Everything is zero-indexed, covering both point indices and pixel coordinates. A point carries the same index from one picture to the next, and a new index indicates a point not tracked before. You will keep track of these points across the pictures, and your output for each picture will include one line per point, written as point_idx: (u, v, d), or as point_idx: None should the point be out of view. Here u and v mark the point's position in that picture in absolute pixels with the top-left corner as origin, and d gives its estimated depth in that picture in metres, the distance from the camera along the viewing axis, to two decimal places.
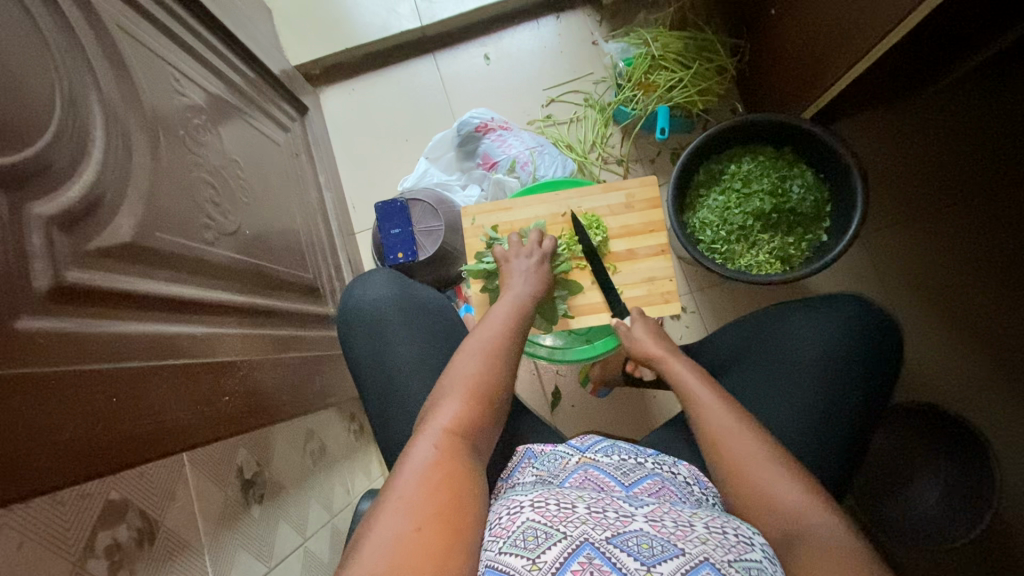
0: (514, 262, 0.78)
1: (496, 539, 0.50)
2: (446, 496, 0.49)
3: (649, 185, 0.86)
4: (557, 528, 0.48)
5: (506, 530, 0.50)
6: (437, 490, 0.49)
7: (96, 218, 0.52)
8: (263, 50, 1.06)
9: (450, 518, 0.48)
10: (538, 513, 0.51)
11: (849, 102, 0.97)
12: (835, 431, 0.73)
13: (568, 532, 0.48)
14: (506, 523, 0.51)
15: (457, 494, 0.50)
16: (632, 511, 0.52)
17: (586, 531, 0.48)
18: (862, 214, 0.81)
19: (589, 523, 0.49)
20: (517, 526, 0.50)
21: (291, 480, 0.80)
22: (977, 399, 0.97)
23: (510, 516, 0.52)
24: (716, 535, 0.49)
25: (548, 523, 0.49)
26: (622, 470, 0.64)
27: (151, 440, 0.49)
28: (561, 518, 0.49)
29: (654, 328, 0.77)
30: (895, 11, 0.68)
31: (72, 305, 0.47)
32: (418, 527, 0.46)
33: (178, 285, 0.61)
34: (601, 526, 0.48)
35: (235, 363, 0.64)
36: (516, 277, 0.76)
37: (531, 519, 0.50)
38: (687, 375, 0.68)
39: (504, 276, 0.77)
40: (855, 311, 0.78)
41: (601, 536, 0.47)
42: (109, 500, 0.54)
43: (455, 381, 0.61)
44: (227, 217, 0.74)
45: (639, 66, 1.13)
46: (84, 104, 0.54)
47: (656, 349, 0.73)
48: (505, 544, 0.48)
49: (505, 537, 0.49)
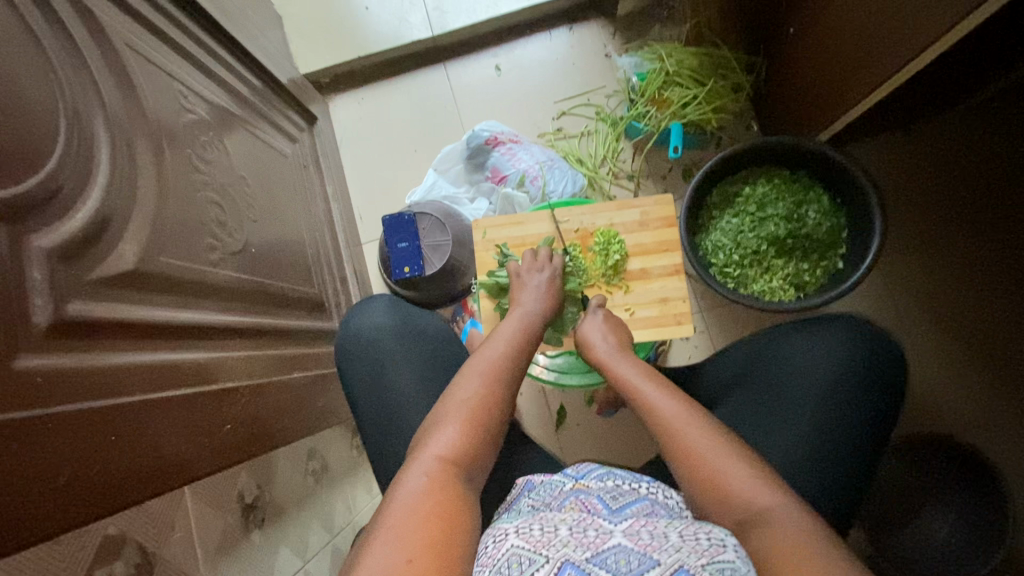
0: (527, 278, 0.77)
1: (483, 570, 0.48)
2: (439, 526, 0.48)
3: (664, 203, 0.85)
4: (541, 552, 0.47)
5: (491, 560, 0.48)
6: (426, 518, 0.48)
7: (99, 246, 0.51)
8: (272, 59, 1.05)
9: (443, 547, 0.46)
10: (523, 539, 0.49)
11: (868, 125, 0.95)
12: (843, 464, 0.71)
13: (550, 555, 0.46)
14: (491, 552, 0.49)
15: (452, 521, 0.48)
16: (612, 529, 0.51)
17: (569, 552, 0.46)
18: (880, 242, 0.79)
19: (571, 544, 0.47)
20: (502, 553, 0.48)
21: (292, 502, 0.79)
22: (994, 432, 0.94)
23: (495, 545, 0.50)
24: (690, 542, 0.47)
25: (532, 548, 0.48)
26: (613, 494, 0.62)
27: (151, 476, 0.48)
28: (544, 542, 0.48)
29: (606, 325, 0.75)
30: (917, 42, 0.67)
31: (73, 339, 0.46)
32: (410, 558, 0.44)
33: (181, 310, 0.59)
34: (581, 546, 0.47)
35: (237, 389, 0.63)
36: (526, 293, 0.75)
37: (515, 545, 0.48)
38: (634, 376, 0.66)
39: (516, 290, 0.76)
40: (870, 337, 0.76)
41: (582, 556, 0.45)
42: (107, 534, 0.54)
43: (453, 407, 0.59)
44: (233, 236, 0.73)
45: (653, 82, 1.11)
46: (89, 127, 0.53)
47: (604, 348, 0.71)
48: (490, 571, 0.47)
49: (491, 566, 0.47)
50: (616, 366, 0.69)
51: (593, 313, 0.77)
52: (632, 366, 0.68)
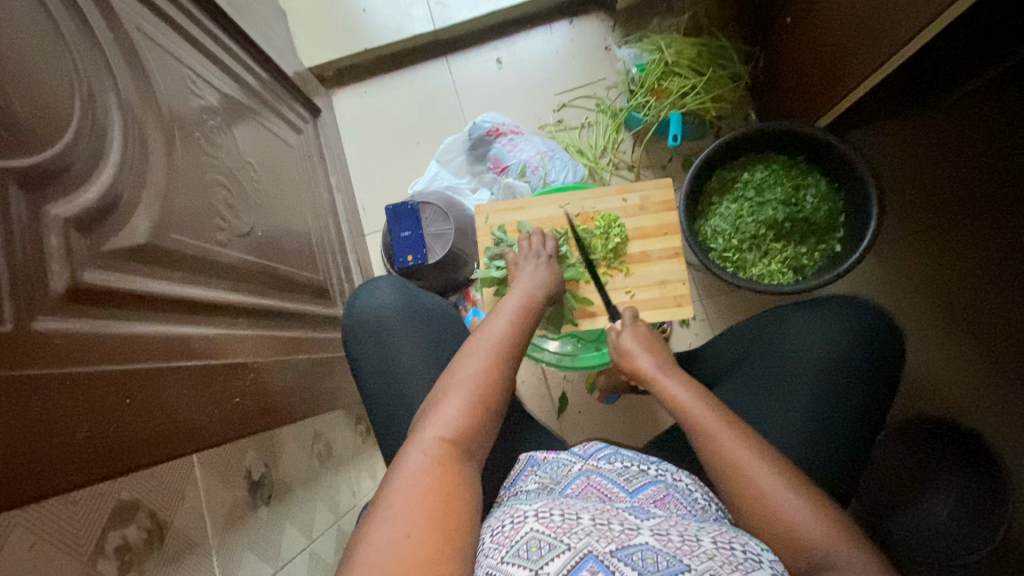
0: (523, 265, 0.78)
1: (498, 548, 0.49)
2: (439, 504, 0.49)
3: (663, 187, 0.86)
4: (561, 539, 0.48)
5: (509, 540, 0.50)
6: (426, 497, 0.49)
7: (112, 219, 0.52)
8: (277, 51, 1.07)
9: (442, 525, 0.48)
10: (542, 523, 0.50)
11: (864, 112, 0.96)
12: (840, 441, 0.72)
13: (572, 543, 0.47)
14: (509, 532, 0.51)
15: (451, 500, 0.50)
16: (637, 523, 0.52)
17: (591, 543, 0.47)
18: (877, 222, 0.80)
19: (594, 534, 0.48)
20: (521, 537, 0.50)
21: (298, 481, 0.80)
22: (995, 416, 0.95)
23: (513, 526, 0.52)
24: (723, 551, 0.48)
25: (553, 533, 0.49)
26: (626, 476, 0.64)
27: (164, 440, 0.49)
28: (565, 529, 0.49)
29: (646, 338, 0.73)
30: (910, 28, 0.68)
31: (88, 305, 0.47)
32: (409, 534, 0.46)
33: (191, 286, 0.61)
34: (605, 538, 0.48)
35: (245, 364, 0.64)
36: (523, 272, 0.76)
37: (535, 529, 0.50)
38: (682, 392, 0.64)
39: (513, 276, 0.77)
40: (866, 316, 0.77)
41: (605, 549, 0.47)
42: (121, 498, 0.55)
43: (453, 387, 0.60)
44: (240, 218, 0.74)
45: (652, 72, 1.12)
46: (102, 105, 0.55)
47: (648, 364, 0.69)
48: (508, 554, 0.48)
49: (508, 547, 0.49)
50: (661, 381, 0.67)
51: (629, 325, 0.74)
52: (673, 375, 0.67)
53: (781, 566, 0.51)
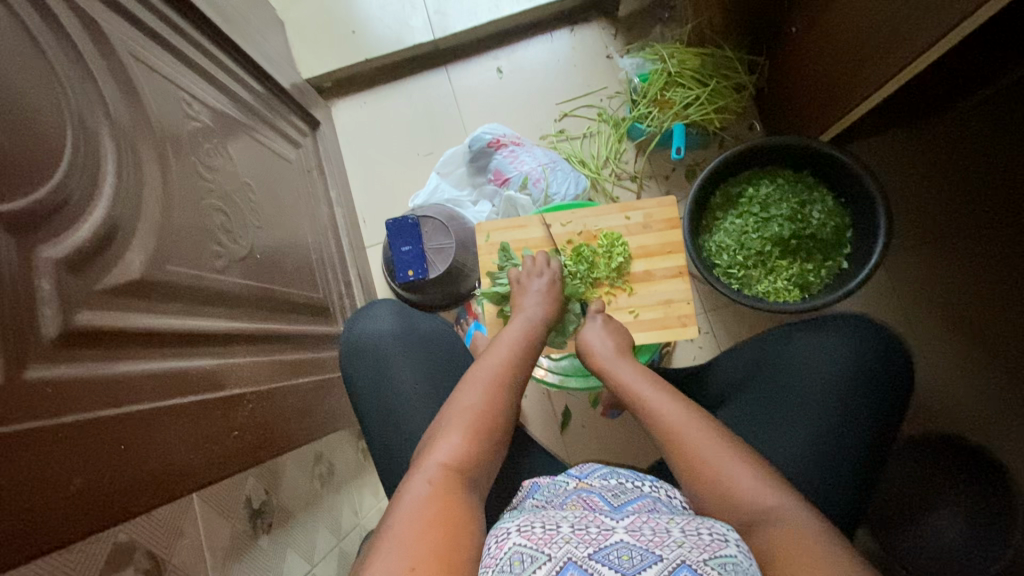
0: (527, 284, 0.78)
1: (485, 569, 0.47)
2: (445, 530, 0.48)
3: (667, 205, 0.85)
4: (542, 550, 0.47)
5: (494, 558, 0.48)
6: (431, 524, 0.48)
7: (106, 255, 0.51)
8: (275, 64, 1.06)
9: (448, 555, 0.45)
10: (524, 536, 0.49)
11: (871, 124, 0.95)
12: (849, 466, 0.70)
13: (552, 553, 0.46)
14: (494, 551, 0.49)
15: (456, 529, 0.48)
16: (613, 526, 0.51)
17: (570, 550, 0.46)
18: (886, 241, 0.79)
19: (573, 541, 0.47)
20: (504, 552, 0.48)
21: (299, 506, 0.80)
22: (1007, 434, 0.93)
23: (498, 544, 0.50)
24: (692, 537, 0.47)
25: (534, 545, 0.48)
26: (614, 491, 0.62)
27: (160, 483, 0.48)
28: (545, 539, 0.48)
29: (604, 331, 0.75)
30: (920, 41, 0.66)
31: (81, 349, 0.46)
32: (413, 566, 0.44)
33: (187, 317, 0.60)
34: (583, 543, 0.47)
35: (244, 395, 0.63)
36: (528, 297, 0.75)
37: (517, 543, 0.49)
38: (633, 377, 0.67)
39: (517, 296, 0.77)
40: (871, 336, 0.76)
41: (584, 553, 0.46)
42: (117, 541, 0.54)
43: (457, 414, 0.59)
44: (238, 242, 0.73)
45: (654, 82, 1.11)
46: (95, 137, 0.54)
47: (602, 351, 0.71)
48: (493, 572, 0.47)
49: (493, 565, 0.47)
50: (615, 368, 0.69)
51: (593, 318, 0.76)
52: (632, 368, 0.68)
53: (736, 533, 0.49)
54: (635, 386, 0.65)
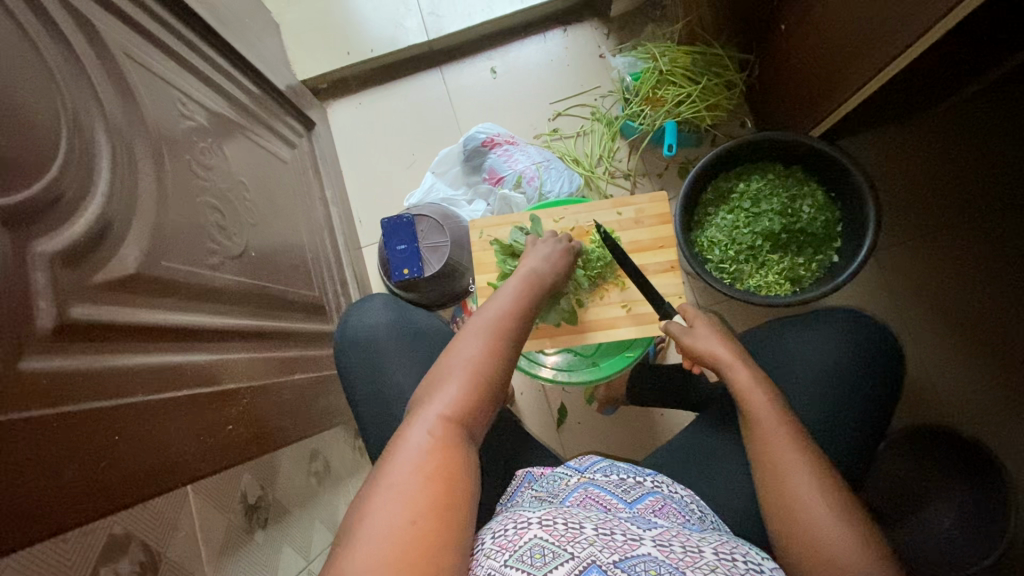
0: (539, 247, 0.77)
1: (501, 552, 0.49)
2: (443, 484, 0.48)
3: (658, 200, 0.85)
4: (565, 547, 0.48)
5: (512, 543, 0.49)
6: (428, 479, 0.48)
7: (102, 250, 0.52)
8: (270, 66, 1.07)
9: (445, 512, 0.47)
10: (546, 531, 0.50)
11: (859, 120, 0.96)
12: (832, 455, 0.72)
13: (576, 552, 0.47)
14: (512, 536, 0.50)
15: (455, 487, 0.49)
16: (639, 534, 0.51)
17: (594, 552, 0.47)
18: (874, 233, 0.80)
19: (597, 545, 0.48)
20: (524, 542, 0.49)
21: (295, 502, 0.81)
22: (996, 425, 0.94)
23: (516, 530, 0.51)
24: (725, 563, 0.49)
25: (556, 541, 0.48)
26: (624, 488, 0.64)
27: (152, 476, 0.49)
28: (568, 537, 0.49)
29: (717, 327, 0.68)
30: (908, 35, 0.67)
31: (77, 342, 0.47)
32: (414, 519, 0.45)
33: (182, 314, 0.60)
34: (608, 548, 0.48)
35: (239, 390, 0.64)
36: (532, 257, 0.74)
37: (539, 536, 0.49)
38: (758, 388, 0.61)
39: (525, 255, 0.76)
40: (863, 324, 0.77)
41: (609, 559, 0.46)
42: (112, 533, 0.56)
43: (455, 365, 0.58)
44: (233, 240, 0.74)
45: (647, 81, 1.12)
46: (90, 134, 0.54)
47: (724, 351, 0.64)
48: (510, 557, 0.48)
49: (512, 551, 0.48)
50: (735, 373, 0.62)
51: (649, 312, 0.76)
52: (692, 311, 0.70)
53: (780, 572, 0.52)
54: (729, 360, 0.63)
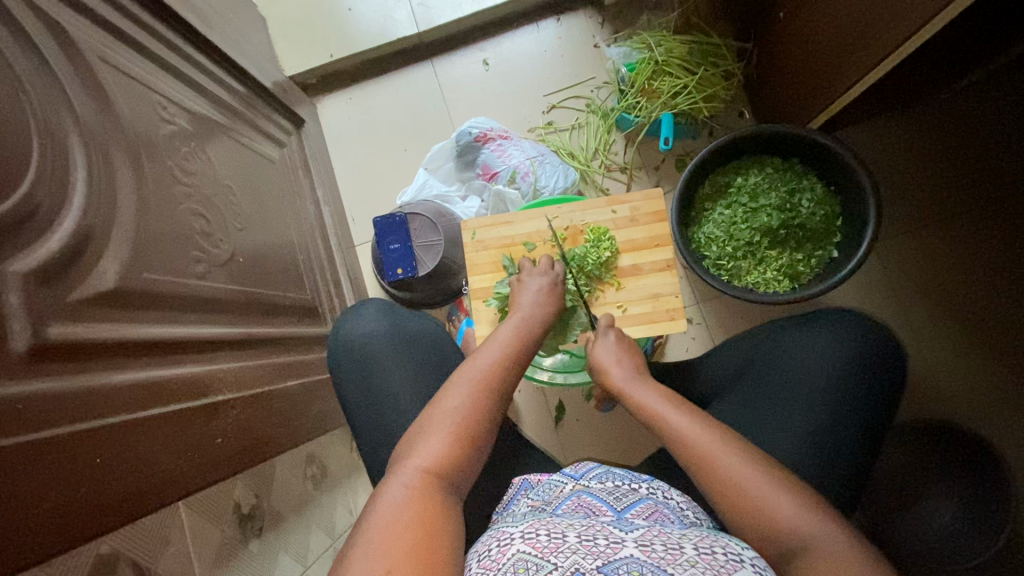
0: (526, 283, 0.76)
1: (486, 573, 0.48)
2: (420, 533, 0.48)
3: (654, 197, 0.84)
4: (548, 559, 0.47)
5: (496, 563, 0.49)
6: (406, 527, 0.48)
7: (78, 265, 0.51)
8: (255, 63, 1.04)
9: (424, 556, 0.46)
10: (529, 544, 0.49)
11: (861, 109, 0.93)
12: (837, 455, 0.70)
13: (558, 562, 0.46)
14: (496, 556, 0.50)
15: (434, 531, 0.49)
16: (622, 536, 0.50)
17: (577, 560, 0.46)
18: (874, 229, 0.78)
19: (580, 552, 0.47)
20: (508, 559, 0.48)
21: (290, 508, 0.80)
22: (996, 417, 0.93)
23: (500, 548, 0.50)
24: (706, 557, 0.47)
25: (539, 554, 0.47)
26: (616, 494, 0.62)
27: (138, 497, 0.48)
28: (551, 547, 0.48)
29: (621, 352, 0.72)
30: (913, 23, 0.64)
31: (55, 362, 0.46)
32: (390, 569, 0.45)
33: (169, 326, 0.59)
34: (591, 555, 0.47)
35: (229, 402, 0.63)
36: (524, 296, 0.74)
37: (521, 550, 0.48)
38: (655, 403, 0.64)
39: (514, 296, 0.75)
40: (864, 328, 0.75)
41: (591, 565, 0.45)
42: (101, 552, 0.56)
43: (438, 417, 0.58)
44: (220, 247, 0.72)
45: (642, 72, 1.09)
46: (64, 145, 0.53)
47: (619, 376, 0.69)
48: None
49: (495, 570, 0.48)
50: (632, 394, 0.66)
51: (605, 336, 0.74)
52: (617, 344, 0.73)
53: (765, 563, 0.49)
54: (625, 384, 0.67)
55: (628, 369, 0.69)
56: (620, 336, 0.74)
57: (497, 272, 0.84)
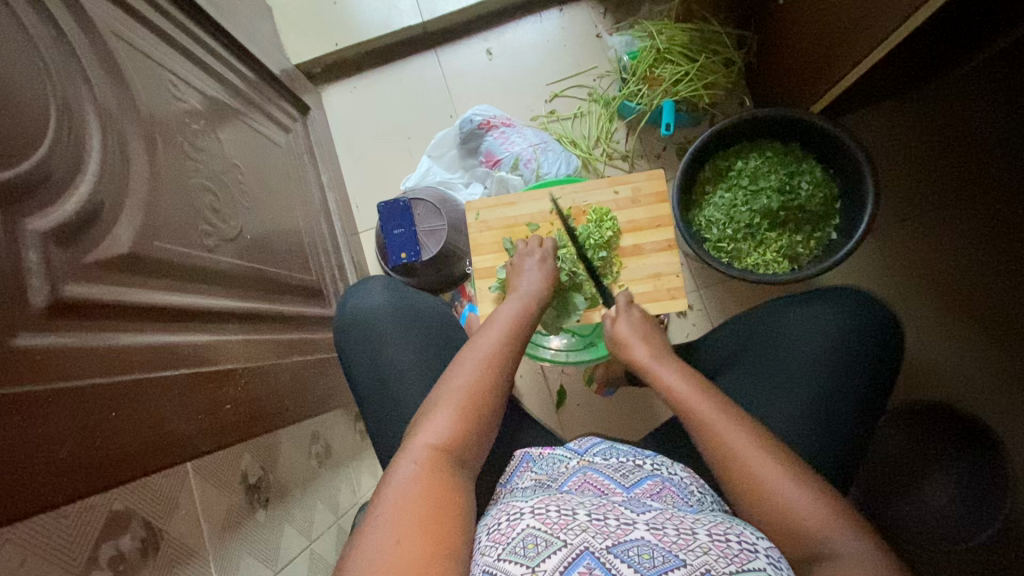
0: (523, 264, 0.77)
1: (495, 546, 0.49)
2: (428, 506, 0.49)
3: (655, 179, 0.85)
4: (557, 536, 0.47)
5: (506, 537, 0.50)
6: (415, 501, 0.49)
7: (92, 231, 0.52)
8: (262, 49, 1.05)
9: (433, 527, 0.48)
10: (538, 520, 0.50)
11: (860, 95, 0.95)
12: (835, 430, 0.71)
13: (568, 539, 0.47)
14: (506, 530, 0.51)
15: (442, 503, 0.50)
16: (633, 518, 0.51)
17: (587, 538, 0.47)
18: (873, 210, 0.79)
19: (590, 530, 0.48)
20: (517, 533, 0.49)
21: (295, 483, 0.81)
22: (994, 399, 0.94)
23: (510, 523, 0.51)
24: (718, 544, 0.48)
25: (548, 530, 0.48)
26: (622, 471, 0.64)
27: (150, 453, 0.49)
28: (561, 525, 0.49)
29: (641, 326, 0.75)
30: (896, 16, 0.68)
31: (72, 320, 0.47)
32: (400, 540, 0.46)
33: (179, 294, 0.60)
34: (601, 534, 0.47)
35: (237, 370, 0.64)
36: (523, 278, 0.75)
37: (531, 526, 0.49)
38: (673, 378, 0.66)
39: (514, 276, 0.77)
40: (862, 308, 0.76)
41: (601, 545, 0.46)
42: (113, 510, 0.57)
43: (445, 395, 0.60)
44: (228, 222, 0.74)
45: (644, 60, 1.11)
46: (79, 113, 0.54)
47: (640, 353, 0.71)
48: (504, 551, 0.48)
49: (505, 544, 0.49)
50: (653, 368, 0.69)
51: (625, 313, 0.77)
52: (639, 323, 0.75)
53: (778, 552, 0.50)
54: (646, 359, 0.70)
55: (650, 346, 0.72)
56: (640, 314, 0.77)
57: (500, 253, 0.85)
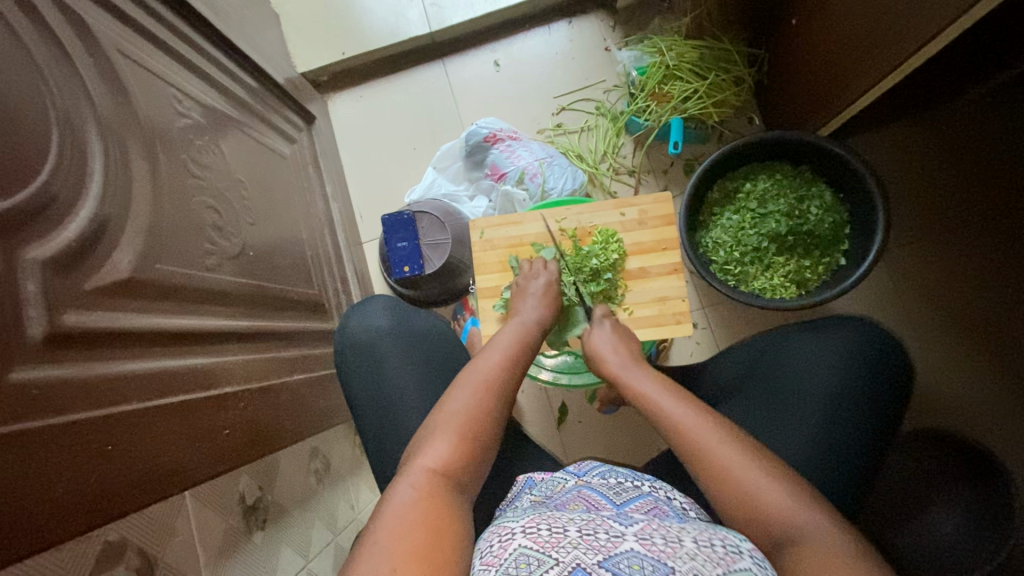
0: (525, 285, 0.76)
1: (488, 569, 0.48)
2: (425, 533, 0.48)
3: (663, 200, 0.84)
4: (550, 554, 0.46)
5: (498, 559, 0.48)
6: (413, 528, 0.48)
7: (94, 255, 0.51)
8: (268, 58, 1.05)
9: (430, 554, 0.46)
10: (530, 539, 0.49)
11: (871, 118, 0.93)
12: (840, 463, 0.70)
13: (560, 557, 0.46)
14: (498, 552, 0.49)
15: (439, 529, 0.49)
16: (622, 531, 0.50)
17: (579, 555, 0.46)
18: (883, 237, 0.78)
19: (581, 546, 0.47)
20: (509, 554, 0.48)
21: (293, 501, 0.81)
22: (999, 428, 0.93)
23: (502, 545, 0.50)
24: (705, 550, 0.47)
25: (541, 549, 0.47)
26: (616, 489, 0.63)
27: (148, 482, 0.49)
28: (553, 543, 0.48)
29: (614, 336, 0.71)
30: (911, 42, 0.67)
31: (70, 351, 0.46)
32: (395, 568, 0.44)
33: (179, 318, 0.60)
34: (592, 549, 0.47)
35: (236, 393, 0.63)
36: (526, 300, 0.74)
37: (523, 545, 0.48)
38: (653, 390, 0.63)
39: (516, 298, 0.75)
40: (870, 334, 0.75)
41: (593, 560, 0.45)
42: (108, 539, 0.56)
43: (444, 419, 0.59)
44: (230, 240, 0.73)
45: (653, 76, 1.10)
46: (83, 137, 0.53)
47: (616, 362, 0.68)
48: (496, 572, 0.47)
49: (498, 566, 0.47)
50: (628, 380, 0.65)
51: (601, 324, 0.73)
52: (611, 331, 0.72)
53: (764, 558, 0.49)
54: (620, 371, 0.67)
55: (622, 352, 0.69)
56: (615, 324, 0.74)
57: (504, 272, 0.84)
